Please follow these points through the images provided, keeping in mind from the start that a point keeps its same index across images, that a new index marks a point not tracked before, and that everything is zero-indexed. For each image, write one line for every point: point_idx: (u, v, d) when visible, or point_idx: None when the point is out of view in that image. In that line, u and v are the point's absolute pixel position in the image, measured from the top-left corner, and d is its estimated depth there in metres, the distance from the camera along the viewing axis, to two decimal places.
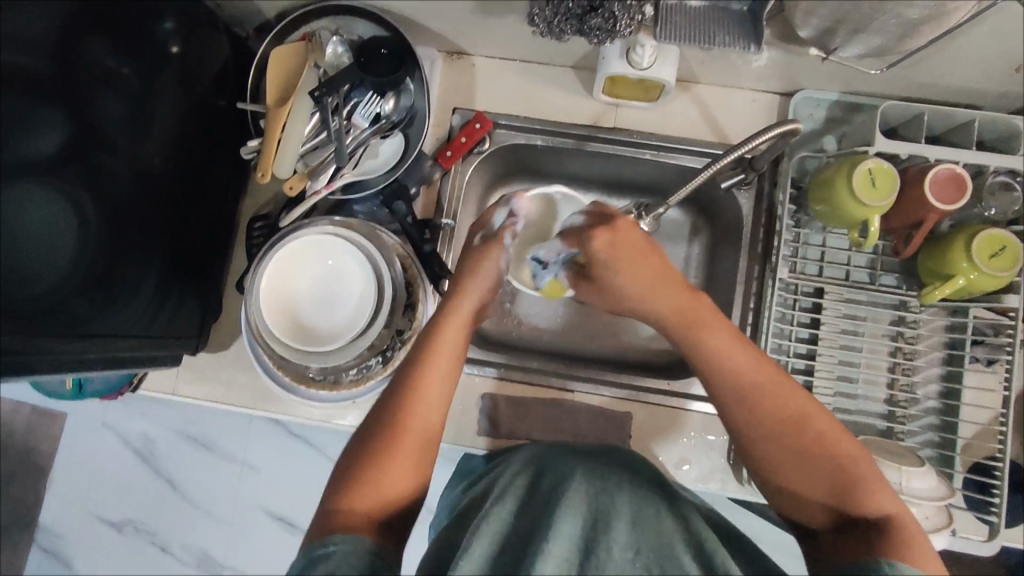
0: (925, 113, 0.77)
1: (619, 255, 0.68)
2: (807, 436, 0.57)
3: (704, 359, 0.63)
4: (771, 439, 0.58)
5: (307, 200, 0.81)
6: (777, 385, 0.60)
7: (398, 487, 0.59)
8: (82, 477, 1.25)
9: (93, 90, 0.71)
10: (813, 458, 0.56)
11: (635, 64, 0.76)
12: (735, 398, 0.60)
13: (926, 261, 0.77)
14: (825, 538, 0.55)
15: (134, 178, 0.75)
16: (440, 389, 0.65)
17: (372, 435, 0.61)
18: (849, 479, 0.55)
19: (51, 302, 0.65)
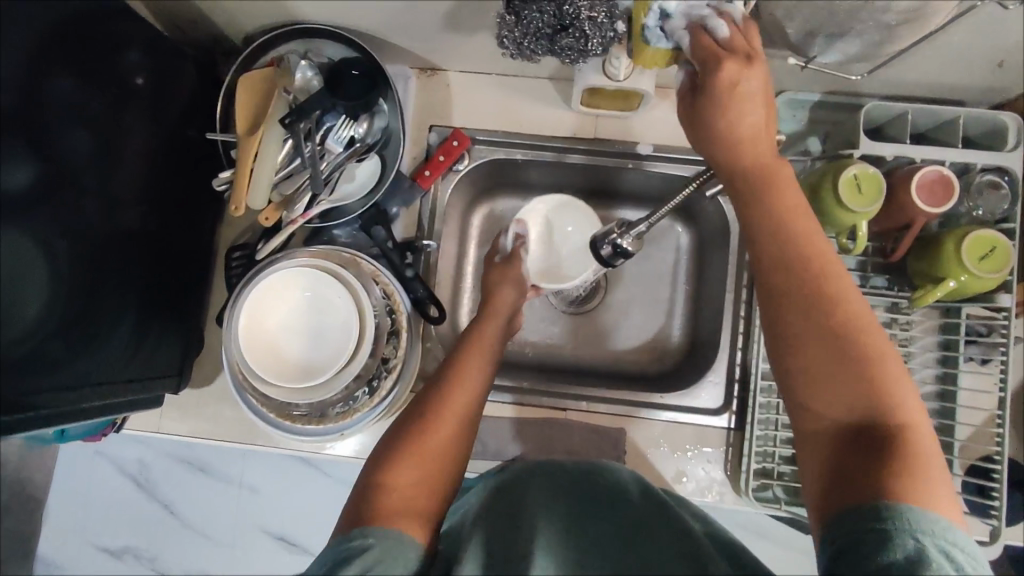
0: (908, 112, 0.76)
1: (730, 94, 0.54)
2: (849, 333, 0.52)
3: (767, 221, 0.57)
4: (811, 327, 0.53)
5: (284, 230, 0.79)
6: (830, 274, 0.54)
7: (435, 466, 0.61)
8: (78, 508, 1.24)
9: (63, 122, 0.66)
10: (847, 360, 0.52)
11: (612, 75, 0.74)
12: (778, 265, 0.56)
13: (917, 262, 0.76)
14: (829, 450, 0.51)
15: (104, 214, 0.71)
16: (472, 383, 0.70)
17: (411, 424, 0.65)
18: (879, 386, 0.51)
19: (26, 352, 0.62)
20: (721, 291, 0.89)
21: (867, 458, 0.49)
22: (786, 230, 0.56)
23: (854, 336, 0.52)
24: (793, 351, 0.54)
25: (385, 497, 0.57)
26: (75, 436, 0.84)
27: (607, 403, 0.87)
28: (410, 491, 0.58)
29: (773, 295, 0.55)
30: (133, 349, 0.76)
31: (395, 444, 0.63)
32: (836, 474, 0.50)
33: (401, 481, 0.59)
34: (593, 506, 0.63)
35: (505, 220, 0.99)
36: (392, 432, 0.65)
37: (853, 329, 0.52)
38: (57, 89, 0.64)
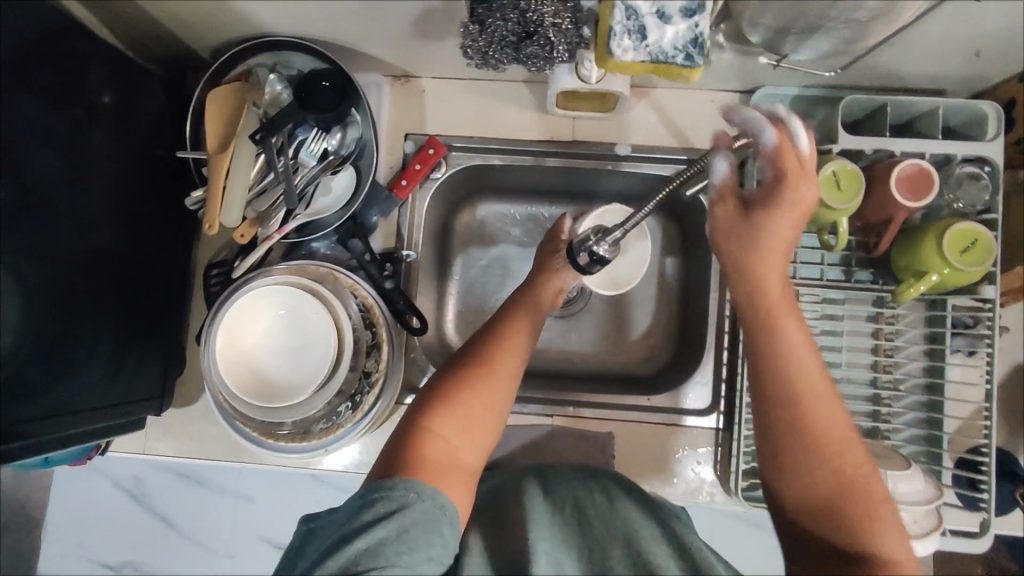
0: (888, 105, 0.75)
1: (784, 216, 0.58)
2: (841, 458, 0.56)
3: (768, 351, 0.58)
4: (808, 456, 0.56)
5: (260, 247, 0.78)
6: (828, 417, 0.57)
7: (477, 421, 0.63)
8: (74, 526, 1.23)
9: (25, 146, 0.65)
10: (839, 496, 0.56)
11: (584, 78, 0.74)
12: (780, 393, 0.57)
13: (900, 256, 0.75)
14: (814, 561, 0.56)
15: (70, 239, 0.70)
16: (523, 341, 0.69)
17: (459, 370, 0.66)
18: (869, 525, 0.55)
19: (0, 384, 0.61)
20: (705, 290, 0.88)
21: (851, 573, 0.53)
22: (791, 362, 0.57)
23: (851, 477, 0.56)
24: (794, 476, 0.57)
25: (427, 450, 0.59)
26: (59, 461, 0.82)
27: (595, 408, 0.86)
28: (449, 445, 0.60)
29: (774, 421, 0.58)
30: (113, 375, 0.75)
31: (442, 393, 0.64)
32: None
33: (443, 432, 0.61)
34: (586, 512, 0.62)
35: (487, 225, 0.98)
36: (440, 373, 0.66)
37: (851, 470, 0.56)
38: (13, 112, 0.63)
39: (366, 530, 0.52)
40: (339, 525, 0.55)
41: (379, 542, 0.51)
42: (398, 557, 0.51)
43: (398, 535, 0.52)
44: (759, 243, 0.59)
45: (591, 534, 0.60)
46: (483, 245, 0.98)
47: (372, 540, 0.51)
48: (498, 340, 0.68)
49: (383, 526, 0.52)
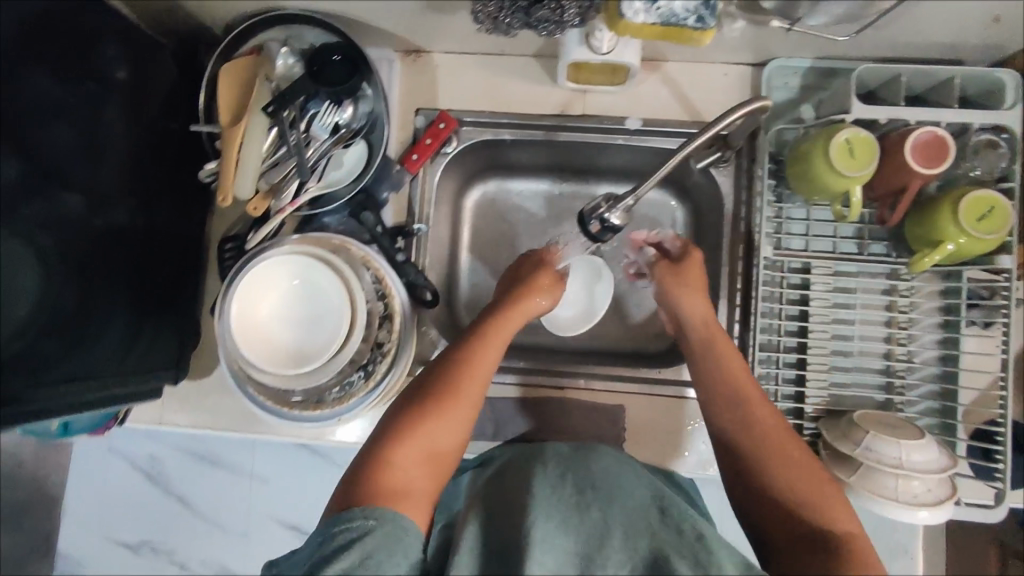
0: (903, 74, 0.74)
1: (693, 279, 0.80)
2: (786, 455, 0.66)
3: (713, 381, 0.73)
4: (763, 460, 0.67)
5: (273, 219, 0.79)
6: (765, 420, 0.69)
7: (438, 449, 0.66)
8: (94, 504, 1.25)
9: (44, 121, 0.67)
10: (790, 483, 0.64)
11: (595, 49, 0.74)
12: (729, 415, 0.71)
13: (915, 227, 0.74)
14: (783, 553, 0.61)
15: (88, 212, 0.72)
16: (486, 370, 0.72)
17: (419, 399, 0.69)
18: (818, 501, 0.62)
19: (13, 354, 0.63)
20: (717, 266, 0.87)
21: (817, 552, 0.58)
22: (733, 387, 0.72)
23: (797, 463, 0.65)
24: (751, 476, 0.67)
25: (386, 477, 0.61)
26: (77, 432, 0.84)
27: (606, 381, 0.86)
28: (409, 472, 0.63)
29: (729, 442, 0.70)
30: (129, 346, 0.77)
31: (402, 422, 0.66)
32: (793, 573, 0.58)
33: (403, 459, 0.64)
34: (586, 495, 0.57)
35: (498, 203, 0.98)
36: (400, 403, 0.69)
37: (795, 453, 0.66)
38: (32, 86, 0.65)
39: (328, 563, 0.52)
40: (300, 565, 0.54)
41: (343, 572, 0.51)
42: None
43: (361, 562, 0.52)
44: (691, 288, 0.79)
45: (588, 519, 0.56)
46: (493, 222, 0.98)
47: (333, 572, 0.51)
48: (461, 363, 0.72)
49: (344, 556, 0.52)
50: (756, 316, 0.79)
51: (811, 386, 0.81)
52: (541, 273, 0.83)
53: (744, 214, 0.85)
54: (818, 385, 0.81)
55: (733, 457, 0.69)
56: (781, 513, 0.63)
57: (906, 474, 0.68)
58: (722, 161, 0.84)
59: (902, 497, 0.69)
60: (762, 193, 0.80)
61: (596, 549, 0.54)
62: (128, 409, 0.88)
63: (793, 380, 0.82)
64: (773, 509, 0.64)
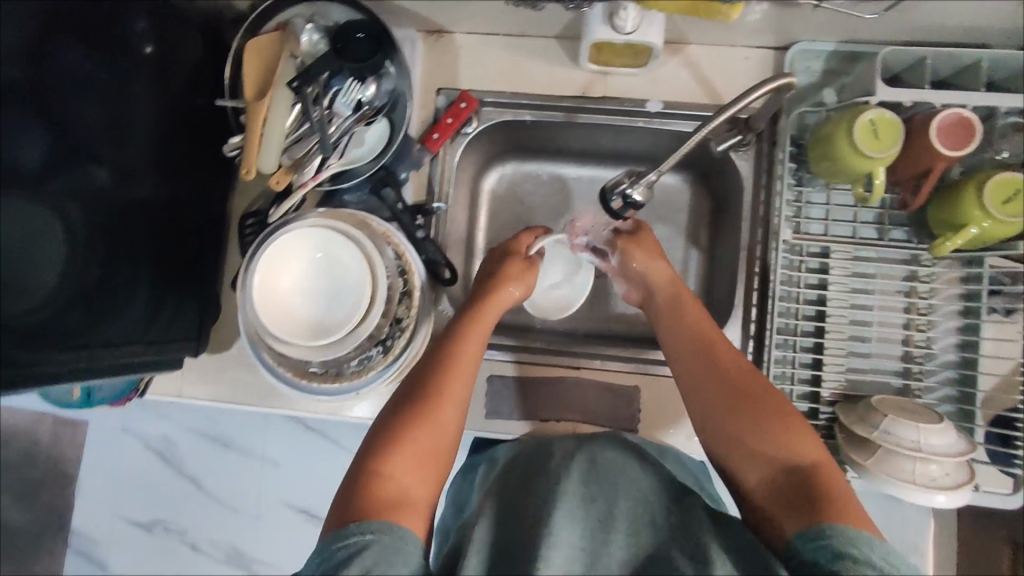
0: (928, 58, 0.74)
1: (649, 250, 0.84)
2: (753, 398, 0.69)
3: (681, 347, 0.76)
4: (729, 410, 0.69)
5: (296, 193, 0.80)
6: (731, 371, 0.72)
7: (429, 452, 0.66)
8: (104, 485, 1.22)
9: (72, 96, 0.70)
10: (755, 422, 0.67)
11: (619, 29, 0.74)
12: (694, 375, 0.74)
13: (937, 211, 0.74)
14: (763, 497, 0.64)
15: (116, 185, 0.74)
16: (469, 367, 0.74)
17: (404, 409, 0.68)
18: (784, 438, 0.66)
19: (38, 321, 0.65)
20: (735, 250, 0.87)
21: (795, 491, 0.61)
22: (698, 346, 0.75)
23: (759, 401, 0.69)
24: (720, 426, 0.69)
25: (380, 489, 0.61)
26: (98, 401, 0.88)
27: (621, 362, 0.86)
28: (403, 482, 0.63)
29: (696, 404, 0.72)
30: (153, 316, 0.78)
31: (390, 432, 0.66)
32: (778, 518, 0.60)
33: (395, 470, 0.63)
34: (592, 488, 0.57)
35: (515, 185, 0.99)
36: (385, 416, 0.69)
37: (757, 392, 0.70)
38: (63, 61, 0.69)
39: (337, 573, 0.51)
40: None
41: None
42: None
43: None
44: (651, 257, 0.84)
45: (594, 512, 0.56)
46: (511, 204, 0.99)
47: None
48: (443, 369, 0.72)
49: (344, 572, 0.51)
50: (774, 300, 0.78)
51: (828, 369, 0.81)
52: (513, 260, 0.85)
53: (763, 199, 0.84)
54: (836, 368, 0.81)
55: (702, 411, 0.72)
56: (753, 457, 0.66)
57: (924, 457, 0.68)
58: (743, 145, 0.83)
59: (920, 480, 0.68)
60: (782, 177, 0.79)
61: (601, 541, 0.55)
62: (150, 380, 0.89)
63: (810, 364, 0.82)
64: (747, 458, 0.67)
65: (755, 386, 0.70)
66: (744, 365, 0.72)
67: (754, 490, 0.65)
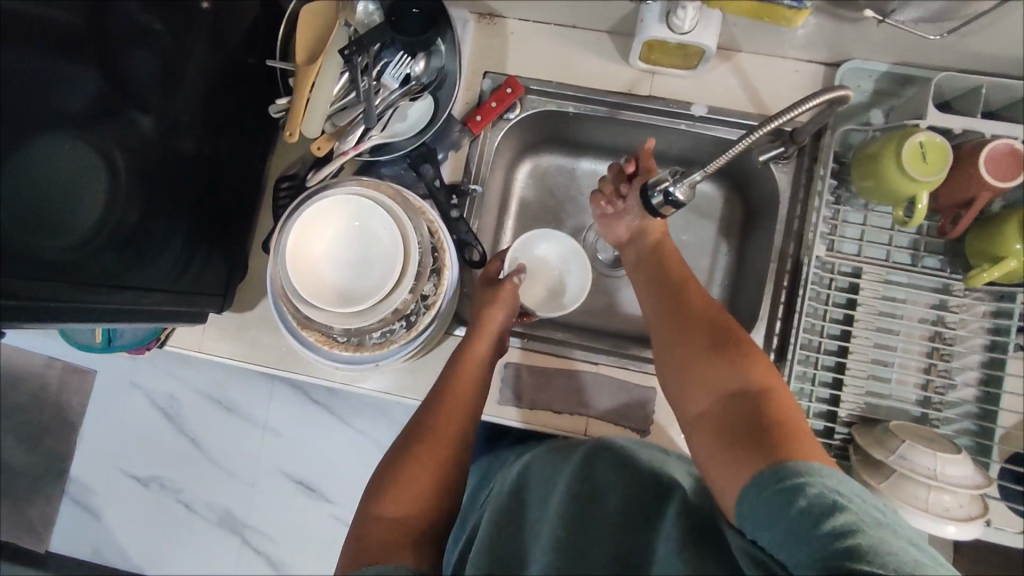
0: (984, 86, 0.73)
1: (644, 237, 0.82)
2: (715, 332, 0.66)
3: (655, 291, 0.75)
4: (688, 342, 0.67)
5: (335, 161, 0.80)
6: (698, 308, 0.70)
7: (431, 485, 0.64)
8: (108, 435, 1.22)
9: (126, 45, 0.71)
10: (714, 355, 0.64)
11: (675, 28, 0.74)
12: (661, 313, 0.72)
13: (974, 242, 0.73)
14: (711, 427, 0.60)
15: (161, 136, 0.74)
16: (465, 405, 0.73)
17: (403, 454, 0.67)
18: (739, 366, 0.62)
19: (72, 263, 0.65)
20: (764, 263, 0.86)
21: (744, 419, 0.58)
22: (672, 290, 0.74)
23: (721, 335, 0.66)
24: (680, 361, 0.66)
25: (390, 533, 0.59)
26: (119, 347, 0.89)
27: (640, 362, 0.86)
28: (412, 524, 0.61)
29: (659, 340, 0.70)
30: (182, 268, 0.78)
31: (394, 475, 0.65)
32: (727, 454, 0.56)
33: (402, 514, 0.61)
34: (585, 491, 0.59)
35: (549, 177, 0.99)
36: (390, 459, 0.67)
37: (719, 325, 0.67)
38: (120, 11, 0.70)
39: None
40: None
41: None
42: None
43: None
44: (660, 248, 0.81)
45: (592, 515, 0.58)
46: (544, 196, 0.99)
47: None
48: (440, 413, 0.71)
49: None
50: (801, 314, 0.78)
51: (848, 390, 0.80)
52: (484, 288, 0.83)
53: (798, 213, 0.83)
54: (856, 390, 0.80)
55: (661, 345, 0.70)
56: (710, 394, 0.62)
57: (939, 486, 0.68)
58: (784, 157, 0.83)
59: (933, 508, 0.68)
60: (822, 192, 0.79)
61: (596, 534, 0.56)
62: (171, 331, 0.89)
63: (830, 383, 0.81)
64: (705, 398, 0.62)
65: (719, 322, 0.67)
66: (711, 305, 0.70)
67: (706, 423, 0.61)
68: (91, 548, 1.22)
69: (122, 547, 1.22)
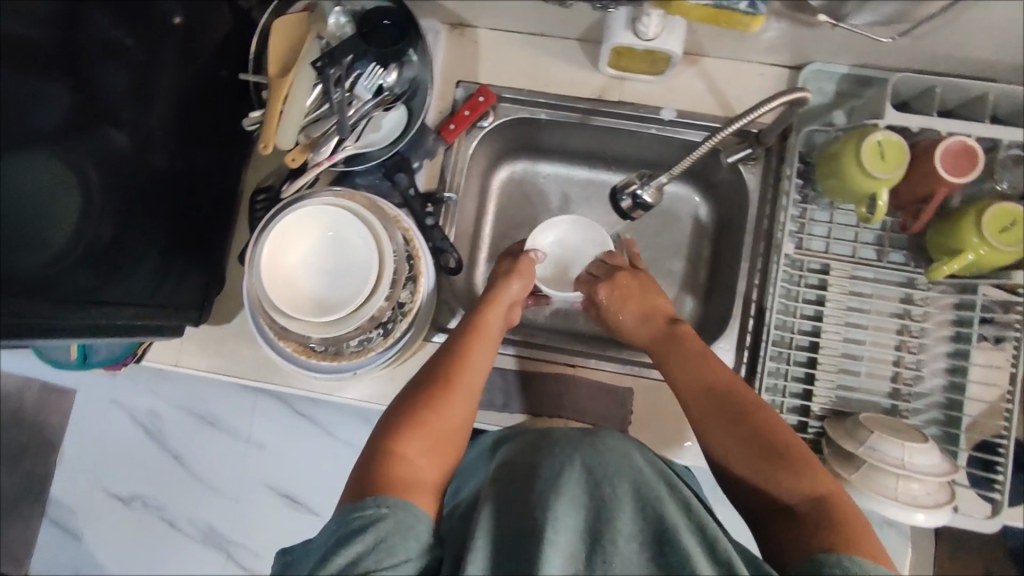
0: (938, 87, 0.75)
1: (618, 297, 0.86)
2: (760, 426, 0.67)
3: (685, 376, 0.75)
4: (736, 437, 0.67)
5: (309, 172, 0.81)
6: (736, 399, 0.70)
7: (444, 433, 0.69)
8: (87, 454, 1.21)
9: (96, 59, 0.71)
10: (757, 455, 0.65)
11: (640, 35, 0.75)
12: (697, 400, 0.72)
13: (935, 237, 0.75)
14: (778, 531, 0.60)
15: (134, 151, 0.75)
16: (480, 362, 0.76)
17: (419, 392, 0.72)
18: (793, 465, 0.63)
19: (49, 276, 0.65)
20: (736, 262, 0.88)
21: (807, 521, 0.58)
22: (704, 375, 0.73)
23: (768, 432, 0.66)
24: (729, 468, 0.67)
25: (396, 463, 0.63)
26: (95, 363, 0.88)
27: (618, 363, 0.88)
28: (418, 462, 0.65)
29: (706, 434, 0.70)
30: (159, 282, 0.79)
31: (408, 409, 0.69)
32: (797, 551, 0.56)
33: (410, 450, 0.66)
34: (594, 473, 0.57)
35: (525, 183, 1.00)
36: (401, 400, 0.72)
37: (762, 419, 0.67)
38: (93, 25, 0.70)
39: (344, 545, 0.54)
40: (317, 551, 0.55)
41: (356, 556, 0.52)
42: (378, 564, 0.52)
43: (375, 546, 0.53)
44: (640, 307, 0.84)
45: (601, 498, 0.56)
46: (519, 202, 1.00)
47: (349, 555, 0.53)
48: (457, 359, 0.76)
49: (356, 540, 0.54)
50: (772, 312, 0.79)
51: (820, 385, 0.81)
52: (504, 260, 0.88)
53: (767, 213, 0.85)
54: (827, 384, 0.82)
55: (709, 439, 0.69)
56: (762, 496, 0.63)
57: (908, 476, 0.69)
58: (752, 158, 0.85)
59: (902, 497, 0.69)
60: (789, 192, 0.81)
61: (606, 520, 0.55)
62: (147, 346, 0.89)
63: (801, 378, 0.83)
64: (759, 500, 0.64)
65: (760, 414, 0.68)
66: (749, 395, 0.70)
67: (771, 525, 0.61)
68: (72, 569, 1.21)
69: (104, 568, 1.21)
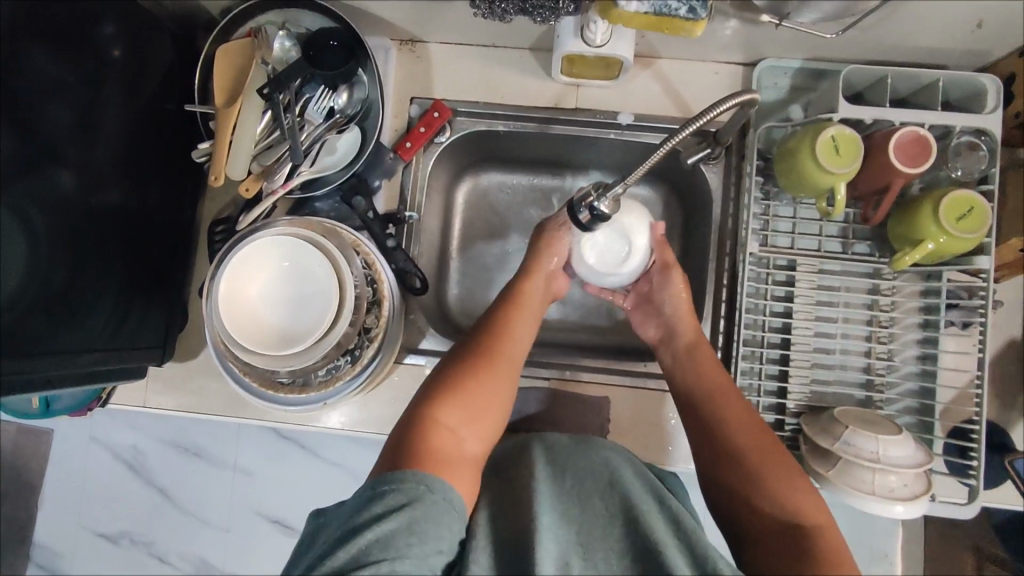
0: (889, 76, 0.75)
1: (666, 289, 0.81)
2: (769, 445, 0.69)
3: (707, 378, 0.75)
4: (747, 444, 0.69)
5: (264, 201, 0.79)
6: (747, 413, 0.72)
7: (486, 407, 0.69)
8: (67, 498, 1.18)
9: (36, 99, 0.67)
10: (767, 463, 0.68)
11: (589, 42, 0.75)
12: (717, 397, 0.73)
13: (896, 227, 0.75)
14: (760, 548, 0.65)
15: (83, 191, 0.72)
16: (520, 337, 0.76)
17: (461, 364, 0.71)
18: (789, 489, 0.66)
19: (3, 325, 0.63)
20: (704, 263, 0.88)
21: (791, 542, 0.63)
22: (725, 383, 0.74)
23: (773, 449, 0.69)
24: (732, 462, 0.69)
25: (439, 435, 0.64)
26: (59, 411, 0.86)
27: (593, 373, 0.87)
28: (459, 434, 0.66)
29: (717, 432, 0.72)
30: (117, 325, 0.76)
31: (448, 382, 0.69)
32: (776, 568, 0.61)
33: (453, 420, 0.66)
34: (585, 485, 0.62)
35: (490, 195, 0.99)
36: (444, 368, 0.72)
37: (771, 439, 0.70)
38: (27, 61, 0.66)
39: (377, 522, 0.54)
40: (344, 521, 0.55)
41: (388, 535, 0.52)
42: (409, 549, 0.52)
43: (408, 528, 0.53)
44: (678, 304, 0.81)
45: (591, 510, 0.61)
46: (485, 214, 0.99)
47: (382, 531, 0.53)
48: (499, 333, 0.75)
49: (391, 518, 0.54)
50: (742, 312, 0.79)
51: (794, 381, 0.81)
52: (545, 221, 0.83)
53: (730, 213, 0.85)
54: (801, 380, 0.81)
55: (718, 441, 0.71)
56: (754, 502, 0.67)
57: (883, 469, 0.69)
58: (712, 158, 0.85)
59: (879, 490, 0.69)
60: (750, 190, 0.80)
61: (593, 536, 0.59)
62: (112, 390, 0.87)
63: (776, 376, 0.82)
64: (743, 504, 0.67)
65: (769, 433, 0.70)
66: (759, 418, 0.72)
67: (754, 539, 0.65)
68: None
69: None
